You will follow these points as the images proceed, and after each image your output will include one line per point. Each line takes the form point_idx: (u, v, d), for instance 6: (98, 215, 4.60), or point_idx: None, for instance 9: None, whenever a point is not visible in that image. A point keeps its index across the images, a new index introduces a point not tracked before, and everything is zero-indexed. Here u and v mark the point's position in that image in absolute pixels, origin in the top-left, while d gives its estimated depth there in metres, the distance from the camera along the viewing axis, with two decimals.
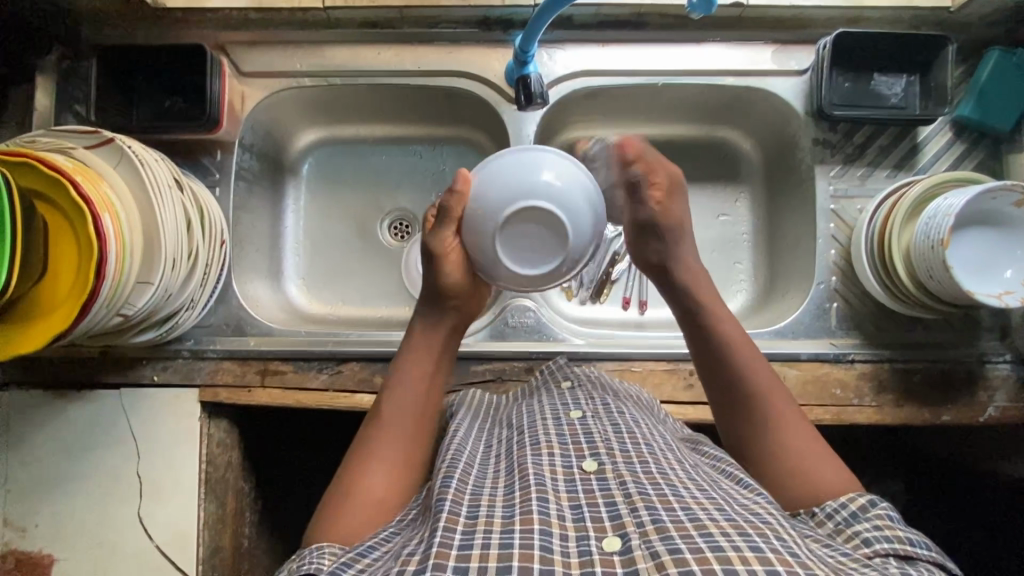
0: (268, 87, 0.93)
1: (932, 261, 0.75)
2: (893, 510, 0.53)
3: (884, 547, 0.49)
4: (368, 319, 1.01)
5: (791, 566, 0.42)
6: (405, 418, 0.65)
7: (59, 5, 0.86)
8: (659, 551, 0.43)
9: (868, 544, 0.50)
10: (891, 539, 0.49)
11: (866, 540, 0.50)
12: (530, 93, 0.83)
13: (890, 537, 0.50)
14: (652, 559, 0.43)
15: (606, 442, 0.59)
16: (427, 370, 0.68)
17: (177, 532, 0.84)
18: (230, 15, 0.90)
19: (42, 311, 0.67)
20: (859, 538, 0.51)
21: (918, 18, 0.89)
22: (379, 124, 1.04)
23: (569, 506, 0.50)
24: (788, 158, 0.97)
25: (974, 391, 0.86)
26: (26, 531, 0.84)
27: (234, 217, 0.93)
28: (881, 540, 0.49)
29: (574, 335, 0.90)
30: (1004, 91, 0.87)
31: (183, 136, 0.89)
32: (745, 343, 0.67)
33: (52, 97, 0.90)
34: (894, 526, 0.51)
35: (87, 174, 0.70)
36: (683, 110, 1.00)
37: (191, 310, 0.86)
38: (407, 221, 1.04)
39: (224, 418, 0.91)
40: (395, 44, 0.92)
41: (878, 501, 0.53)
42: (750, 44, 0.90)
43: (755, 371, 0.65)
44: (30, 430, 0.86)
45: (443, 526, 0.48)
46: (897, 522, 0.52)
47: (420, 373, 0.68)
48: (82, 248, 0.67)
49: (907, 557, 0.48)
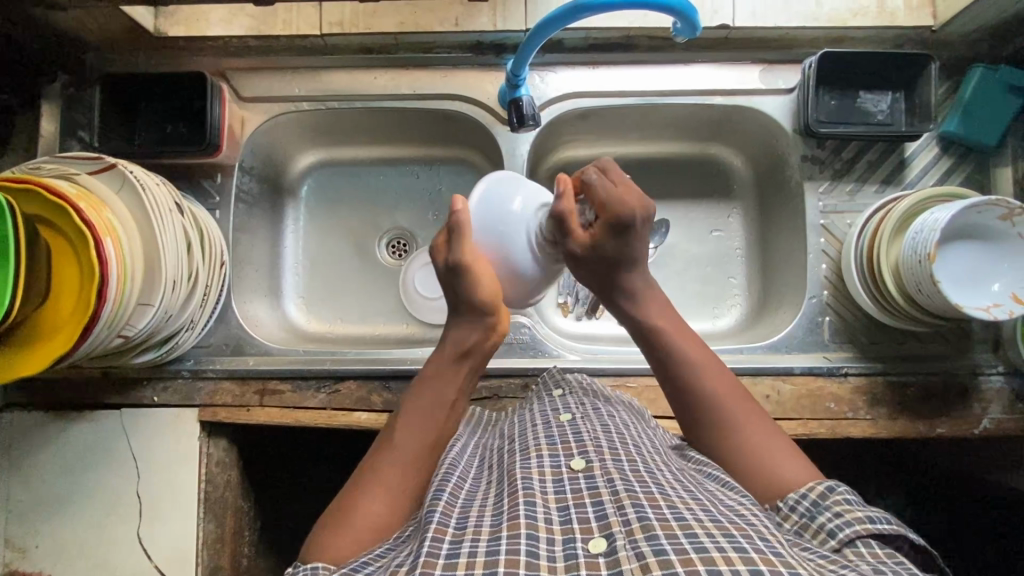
0: (267, 111, 0.95)
1: (920, 273, 0.76)
2: (852, 492, 0.54)
3: (848, 534, 0.50)
4: (365, 337, 1.02)
5: (774, 565, 0.43)
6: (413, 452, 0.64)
7: (63, 37, 0.89)
8: (645, 552, 0.44)
9: (834, 535, 0.51)
10: (853, 523, 0.50)
11: (831, 528, 0.51)
12: (523, 115, 0.85)
13: (851, 522, 0.51)
14: (637, 560, 0.44)
15: (594, 441, 0.60)
16: (443, 395, 0.68)
17: (175, 552, 0.85)
18: (230, 42, 0.93)
19: (46, 333, 0.69)
20: (824, 531, 0.52)
21: (901, 37, 0.91)
22: (376, 146, 1.06)
23: (556, 508, 0.51)
24: (778, 174, 0.98)
25: (967, 404, 0.87)
26: (27, 551, 0.85)
27: (234, 237, 0.95)
28: (843, 528, 0.50)
29: (570, 351, 0.91)
30: (987, 107, 0.88)
31: (182, 160, 0.91)
32: (698, 351, 0.67)
33: (58, 123, 0.92)
34: (854, 509, 0.52)
35: (91, 200, 0.72)
36: (674, 130, 1.02)
37: (192, 330, 0.87)
38: (404, 239, 1.06)
39: (223, 438, 0.92)
40: (391, 68, 0.94)
41: (836, 486, 0.54)
42: (738, 64, 0.92)
43: (704, 369, 0.65)
44: (31, 451, 0.87)
45: (431, 536, 0.49)
46: (858, 504, 0.52)
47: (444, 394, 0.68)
48: (87, 270, 0.69)
49: (870, 536, 0.50)
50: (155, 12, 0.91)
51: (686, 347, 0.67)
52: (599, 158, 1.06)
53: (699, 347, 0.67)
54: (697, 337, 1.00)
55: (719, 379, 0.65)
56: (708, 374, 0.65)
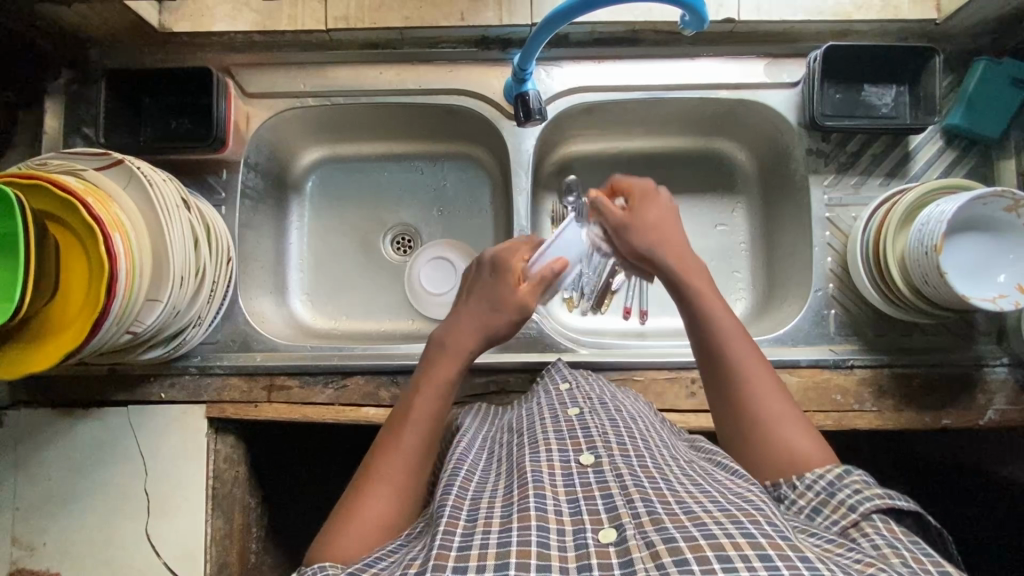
0: (273, 107, 0.95)
1: (926, 266, 0.77)
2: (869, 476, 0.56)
3: (869, 506, 0.51)
4: (370, 333, 1.03)
5: (782, 549, 0.43)
6: (420, 448, 0.65)
7: (66, 32, 0.89)
8: (654, 541, 0.45)
9: (854, 508, 0.52)
10: (873, 497, 0.52)
11: (853, 503, 0.52)
12: (530, 109, 0.85)
13: (872, 496, 0.52)
14: (647, 548, 0.45)
15: (603, 437, 0.60)
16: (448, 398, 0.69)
17: (183, 547, 0.85)
18: (235, 38, 0.93)
19: (52, 331, 0.68)
20: (844, 505, 0.53)
21: (906, 30, 0.91)
22: (381, 142, 1.06)
23: (567, 500, 0.52)
24: (782, 168, 0.98)
25: (972, 395, 0.87)
26: (35, 549, 0.85)
27: (240, 234, 0.95)
28: (863, 501, 0.52)
29: (579, 345, 0.92)
30: (991, 100, 0.89)
31: (187, 156, 0.90)
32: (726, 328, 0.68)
33: (62, 120, 0.92)
34: (873, 487, 0.53)
35: (97, 196, 0.71)
36: (679, 124, 1.02)
37: (198, 326, 0.87)
38: (409, 235, 1.06)
39: (231, 434, 0.92)
40: (395, 64, 0.94)
41: (852, 469, 0.56)
42: (744, 58, 0.92)
43: (728, 340, 0.67)
44: (38, 449, 0.87)
45: (443, 528, 0.49)
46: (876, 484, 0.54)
47: (439, 395, 0.68)
48: (93, 266, 0.69)
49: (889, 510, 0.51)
50: (159, 7, 0.90)
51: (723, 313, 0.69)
52: (604, 152, 1.06)
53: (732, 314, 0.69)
54: None
55: (738, 352, 0.67)
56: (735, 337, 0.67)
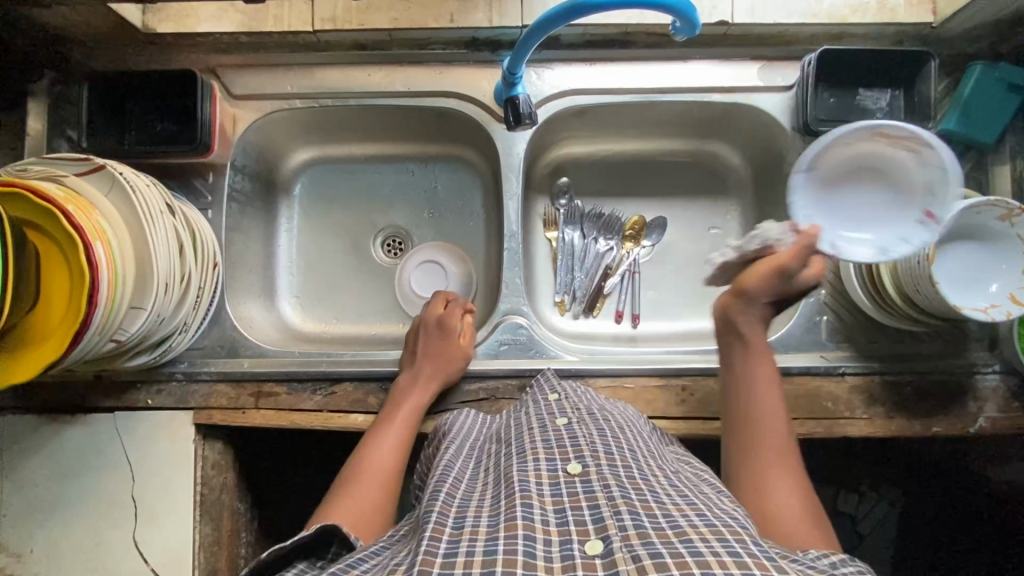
0: (259, 109, 0.94)
1: (919, 275, 0.76)
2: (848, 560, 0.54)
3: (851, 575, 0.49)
4: (360, 337, 1.02)
5: (768, 569, 0.42)
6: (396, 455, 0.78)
7: (49, 34, 0.87)
8: (641, 555, 0.44)
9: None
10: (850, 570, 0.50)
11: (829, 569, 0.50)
12: (519, 114, 0.84)
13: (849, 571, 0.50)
14: (633, 561, 0.44)
15: (591, 446, 0.60)
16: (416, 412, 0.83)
17: (172, 555, 0.84)
18: (220, 39, 0.91)
19: (35, 337, 0.67)
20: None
21: (901, 33, 0.90)
22: (370, 143, 1.05)
23: (553, 510, 0.51)
24: (776, 172, 0.97)
25: (964, 403, 0.87)
26: (21, 556, 0.85)
27: (227, 238, 0.94)
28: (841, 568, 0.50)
29: (569, 352, 0.91)
30: (987, 104, 0.87)
31: (172, 159, 0.89)
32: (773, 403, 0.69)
33: (44, 121, 0.91)
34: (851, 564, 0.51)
35: (78, 202, 0.70)
36: (672, 126, 1.01)
37: (184, 333, 0.86)
38: (399, 238, 1.05)
39: (219, 440, 0.91)
40: (384, 65, 0.93)
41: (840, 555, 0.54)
42: (737, 60, 0.91)
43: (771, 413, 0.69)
44: (24, 456, 0.86)
45: (429, 535, 0.49)
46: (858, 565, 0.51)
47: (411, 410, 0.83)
48: (75, 271, 0.68)
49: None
50: (143, 7, 0.89)
51: (766, 391, 0.70)
52: (597, 154, 1.05)
53: (772, 379, 0.71)
54: (693, 336, 1.00)
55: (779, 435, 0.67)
56: (767, 405, 0.69)
